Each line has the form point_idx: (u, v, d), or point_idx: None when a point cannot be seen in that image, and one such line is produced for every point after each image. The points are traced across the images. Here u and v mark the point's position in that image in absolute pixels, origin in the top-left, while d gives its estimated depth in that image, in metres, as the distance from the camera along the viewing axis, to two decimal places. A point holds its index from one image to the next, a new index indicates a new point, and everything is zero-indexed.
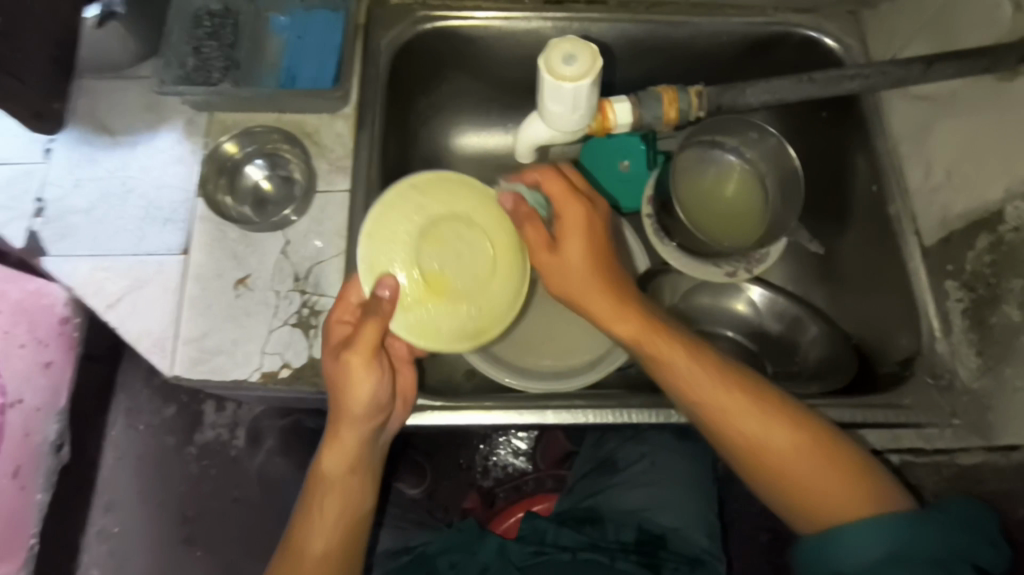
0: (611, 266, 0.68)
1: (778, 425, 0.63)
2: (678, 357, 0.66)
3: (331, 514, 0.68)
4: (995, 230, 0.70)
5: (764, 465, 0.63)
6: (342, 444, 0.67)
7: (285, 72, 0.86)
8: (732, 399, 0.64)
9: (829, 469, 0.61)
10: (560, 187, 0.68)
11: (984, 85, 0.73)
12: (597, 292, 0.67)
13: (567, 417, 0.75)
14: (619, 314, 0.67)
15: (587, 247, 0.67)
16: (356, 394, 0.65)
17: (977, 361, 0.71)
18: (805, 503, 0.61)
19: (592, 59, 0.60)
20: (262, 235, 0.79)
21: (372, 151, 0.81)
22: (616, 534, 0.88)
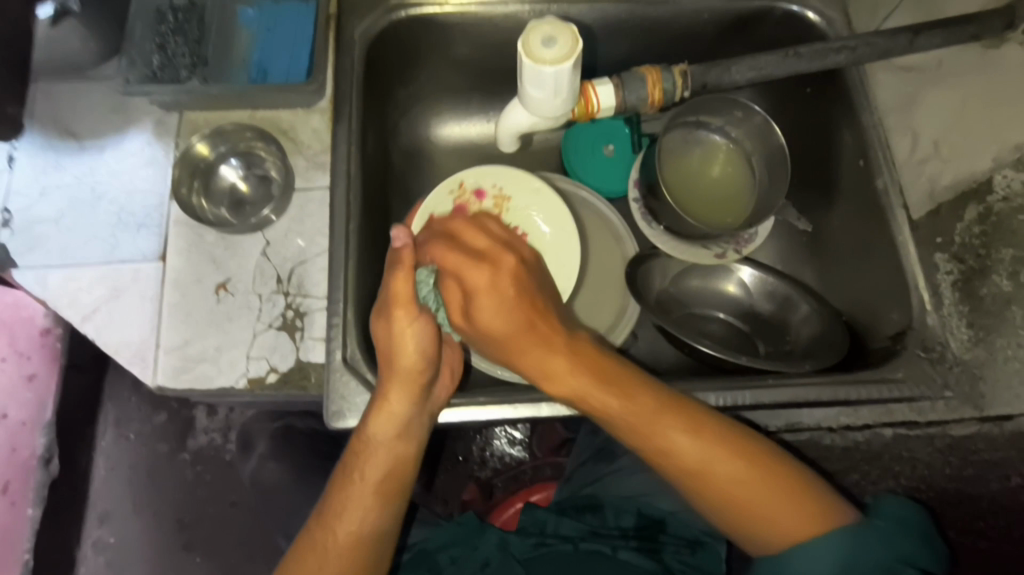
0: (530, 307, 0.65)
1: (686, 437, 0.61)
2: (612, 399, 0.63)
3: (371, 491, 0.65)
4: (984, 201, 0.70)
5: (686, 477, 0.61)
6: (392, 412, 0.66)
7: (255, 67, 0.83)
8: (650, 412, 0.62)
9: (773, 492, 0.59)
10: (464, 238, 0.69)
11: (970, 54, 0.74)
12: (527, 342, 0.65)
13: (561, 409, 0.74)
14: (546, 356, 0.64)
15: (504, 313, 0.65)
16: (404, 353, 0.66)
17: (969, 333, 0.71)
18: (750, 523, 0.60)
19: (573, 43, 0.58)
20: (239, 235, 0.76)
21: (350, 144, 0.79)
22: (616, 520, 0.89)
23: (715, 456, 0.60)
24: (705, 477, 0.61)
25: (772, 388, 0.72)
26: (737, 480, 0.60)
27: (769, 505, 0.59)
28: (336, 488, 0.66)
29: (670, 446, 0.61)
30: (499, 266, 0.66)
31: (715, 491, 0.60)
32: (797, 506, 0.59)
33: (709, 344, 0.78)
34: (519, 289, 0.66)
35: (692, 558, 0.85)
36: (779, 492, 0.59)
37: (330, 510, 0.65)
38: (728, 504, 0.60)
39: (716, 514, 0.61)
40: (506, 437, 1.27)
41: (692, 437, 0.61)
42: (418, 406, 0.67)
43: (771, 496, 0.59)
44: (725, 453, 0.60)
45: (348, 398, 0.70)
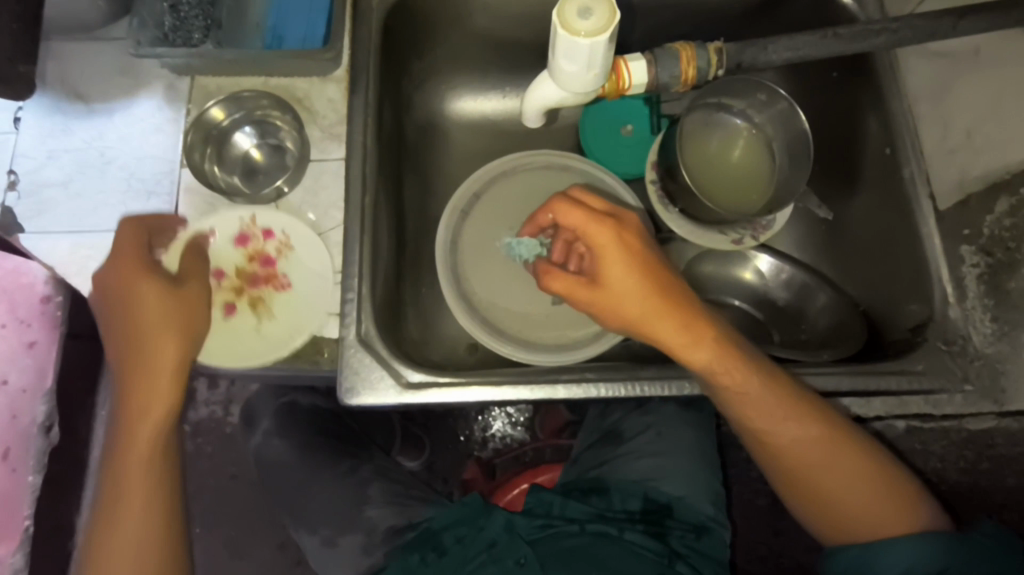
0: (659, 280, 0.65)
1: (791, 422, 0.65)
2: (751, 376, 0.65)
3: (141, 489, 0.64)
4: (1016, 192, 0.68)
5: (809, 481, 0.66)
6: (157, 388, 0.64)
7: (270, 31, 0.79)
8: (774, 404, 0.65)
9: (876, 494, 0.65)
10: (574, 212, 0.66)
11: (1010, 41, 0.70)
12: (663, 319, 0.64)
13: (578, 391, 0.73)
14: (683, 333, 0.64)
15: (632, 274, 0.64)
16: (141, 312, 0.64)
17: (992, 327, 0.70)
18: (848, 521, 0.66)
19: (609, 12, 0.52)
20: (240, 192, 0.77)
21: (367, 115, 0.77)
22: (623, 503, 0.89)
23: (851, 468, 0.65)
24: (820, 480, 0.65)
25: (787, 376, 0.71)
26: (840, 478, 0.65)
27: (866, 505, 0.65)
28: (108, 491, 0.64)
29: (790, 438, 0.65)
30: (621, 229, 0.65)
31: (821, 493, 0.65)
32: (897, 508, 0.65)
33: None
34: (637, 250, 0.65)
35: (696, 543, 0.87)
36: (886, 498, 0.65)
37: (107, 507, 0.64)
38: (830, 508, 0.66)
39: (811, 508, 0.67)
40: (505, 418, 1.27)
41: (817, 441, 0.65)
42: (181, 366, 0.65)
43: (875, 503, 0.65)
44: (838, 463, 0.65)
45: (362, 374, 0.69)
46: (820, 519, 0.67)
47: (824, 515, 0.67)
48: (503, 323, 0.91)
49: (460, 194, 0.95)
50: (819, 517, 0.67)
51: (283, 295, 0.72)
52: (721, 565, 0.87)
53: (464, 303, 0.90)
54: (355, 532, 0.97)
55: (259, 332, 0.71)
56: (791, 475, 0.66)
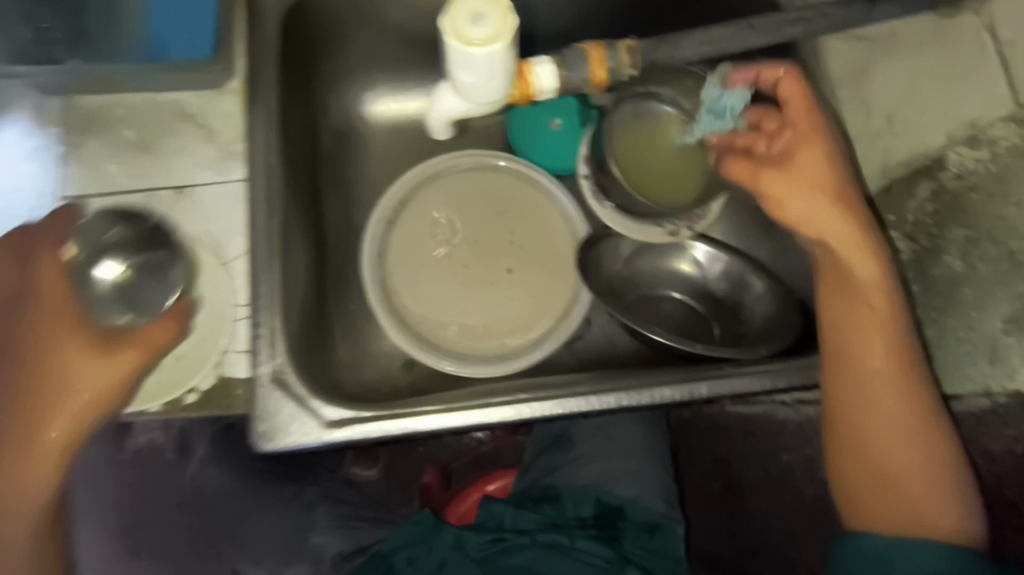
0: (856, 189, 0.63)
1: (891, 377, 0.61)
2: (862, 312, 0.62)
3: (48, 469, 0.53)
4: (937, 178, 0.64)
5: (871, 443, 0.61)
6: (66, 394, 0.55)
7: (151, 43, 0.70)
8: (877, 353, 0.61)
9: (937, 481, 0.60)
10: (794, 86, 0.66)
11: (924, 24, 0.67)
12: (823, 224, 0.62)
13: (511, 415, 0.68)
14: (853, 237, 0.62)
15: (825, 163, 0.63)
16: (52, 292, 0.57)
17: (920, 314, 0.68)
18: (898, 501, 0.60)
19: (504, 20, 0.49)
20: (134, 206, 0.67)
21: (266, 128, 0.70)
22: (575, 510, 0.88)
23: (920, 448, 0.60)
24: (882, 446, 0.61)
25: (728, 377, 0.70)
26: (896, 442, 0.61)
27: (924, 492, 0.60)
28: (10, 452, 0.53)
29: (880, 393, 0.61)
30: (812, 128, 0.64)
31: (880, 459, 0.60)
32: (956, 509, 0.59)
33: (661, 332, 0.77)
34: (830, 157, 0.64)
35: (650, 542, 0.85)
36: (943, 491, 0.59)
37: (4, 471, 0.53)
38: (882, 484, 0.60)
39: (853, 460, 0.61)
40: None
41: (902, 407, 0.61)
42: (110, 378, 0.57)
43: (933, 493, 0.60)
44: (914, 439, 0.60)
45: (279, 415, 0.64)
46: (867, 496, 0.61)
47: (874, 493, 0.61)
48: (440, 337, 0.88)
49: (385, 204, 0.90)
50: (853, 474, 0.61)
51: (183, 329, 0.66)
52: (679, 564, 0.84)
53: (397, 320, 0.86)
54: (300, 562, 0.90)
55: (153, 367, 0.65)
56: (858, 434, 0.61)
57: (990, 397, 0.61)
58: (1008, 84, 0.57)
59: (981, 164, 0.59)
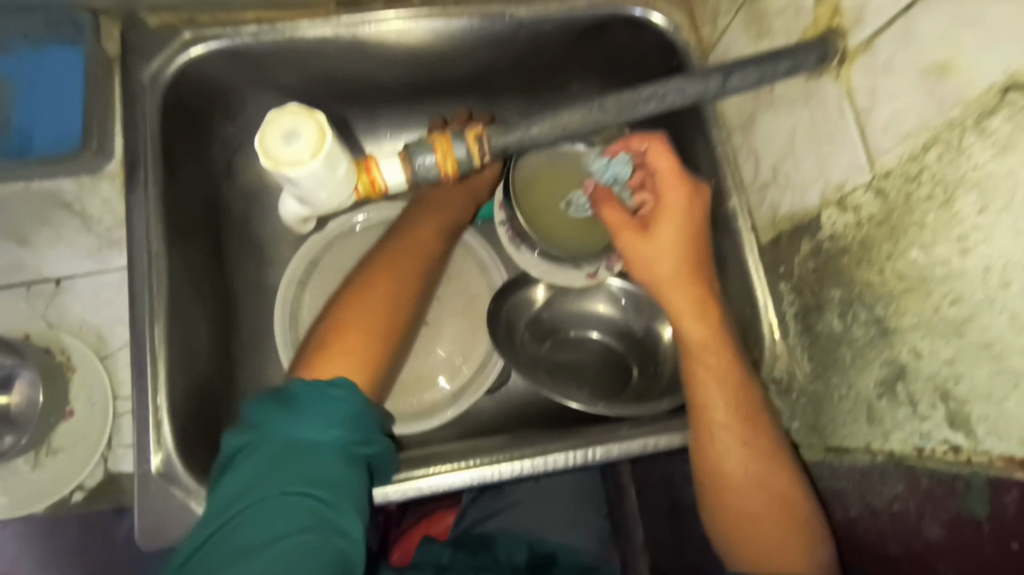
0: (698, 252, 0.70)
1: (733, 428, 0.67)
2: (707, 368, 0.68)
3: (346, 359, 0.68)
4: (815, 237, 0.64)
5: (720, 484, 0.67)
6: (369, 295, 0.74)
7: (20, 131, 0.71)
8: (721, 402, 0.67)
9: (778, 523, 0.65)
10: (661, 154, 0.71)
11: (795, 87, 0.65)
12: (675, 286, 0.69)
13: (404, 489, 0.69)
14: (688, 295, 0.69)
15: (677, 236, 0.70)
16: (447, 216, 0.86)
17: (809, 365, 0.69)
18: (744, 540, 0.66)
19: (315, 136, 0.55)
20: (19, 306, 0.70)
21: (149, 212, 0.69)
22: (509, 554, 0.89)
23: (764, 490, 0.66)
24: (729, 491, 0.66)
25: (622, 440, 0.71)
26: (749, 487, 0.66)
27: (769, 535, 0.65)
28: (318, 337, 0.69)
29: (723, 442, 0.67)
30: (676, 197, 0.70)
31: (728, 500, 0.66)
32: (799, 550, 0.64)
33: (579, 400, 0.77)
34: (689, 223, 0.70)
35: None
36: (787, 532, 0.64)
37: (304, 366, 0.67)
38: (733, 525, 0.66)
39: (711, 500, 0.68)
40: None
41: (743, 454, 0.66)
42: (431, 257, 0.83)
43: (778, 533, 0.65)
44: (759, 485, 0.66)
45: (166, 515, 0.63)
46: (720, 530, 0.67)
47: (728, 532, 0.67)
48: None
49: (296, 262, 0.87)
50: (718, 515, 0.67)
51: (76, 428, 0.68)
52: None
53: None
54: None
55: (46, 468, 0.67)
56: (707, 477, 0.67)
57: (871, 455, 0.61)
58: (867, 155, 0.56)
59: (850, 229, 0.59)
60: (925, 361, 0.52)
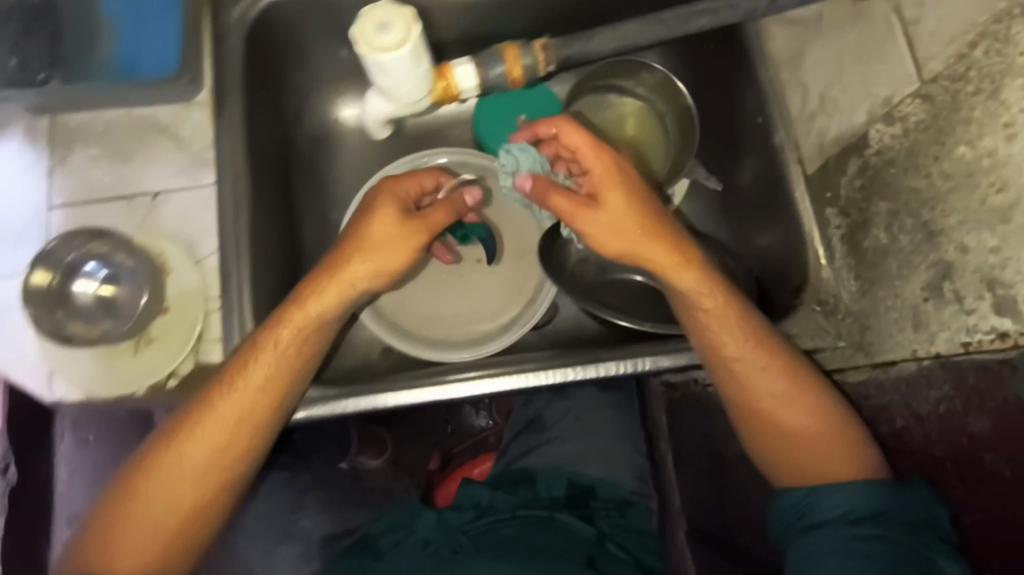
0: (659, 218, 0.69)
1: (757, 356, 0.69)
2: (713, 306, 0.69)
3: (251, 390, 0.68)
4: (862, 155, 0.68)
5: (762, 415, 0.70)
6: (321, 303, 0.70)
7: (122, 62, 0.77)
8: (737, 336, 0.69)
9: (825, 438, 0.68)
10: (577, 134, 0.70)
11: (844, 8, 0.72)
12: (648, 245, 0.68)
13: (469, 388, 0.78)
14: (663, 257, 0.68)
15: (627, 200, 0.68)
16: (370, 260, 0.69)
17: (856, 285, 0.72)
18: (795, 459, 0.70)
19: (407, 27, 0.61)
20: (114, 213, 0.74)
21: (236, 138, 0.76)
22: (549, 490, 0.93)
23: (804, 403, 0.69)
24: (775, 419, 0.70)
25: (674, 352, 0.77)
26: (784, 404, 0.69)
27: (820, 449, 0.69)
28: (204, 396, 0.68)
29: (754, 372, 0.69)
30: (608, 164, 0.70)
31: (776, 428, 0.70)
32: (851, 460, 0.68)
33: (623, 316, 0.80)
34: (633, 192, 0.69)
35: (621, 518, 0.91)
36: (832, 443, 0.68)
37: (179, 429, 0.68)
38: (784, 447, 0.70)
39: (754, 431, 0.71)
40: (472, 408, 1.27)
41: (775, 381, 0.69)
42: (346, 300, 0.71)
43: (829, 446, 0.68)
44: (800, 403, 0.69)
45: None
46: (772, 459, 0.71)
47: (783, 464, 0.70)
48: (411, 325, 0.93)
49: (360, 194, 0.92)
50: (773, 450, 0.70)
51: (165, 321, 0.72)
52: (646, 536, 0.91)
53: (372, 310, 0.91)
54: (290, 542, 0.93)
55: (137, 356, 0.71)
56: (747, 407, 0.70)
57: (917, 361, 0.63)
58: (914, 61, 0.62)
59: (897, 140, 0.63)
60: (971, 254, 0.56)
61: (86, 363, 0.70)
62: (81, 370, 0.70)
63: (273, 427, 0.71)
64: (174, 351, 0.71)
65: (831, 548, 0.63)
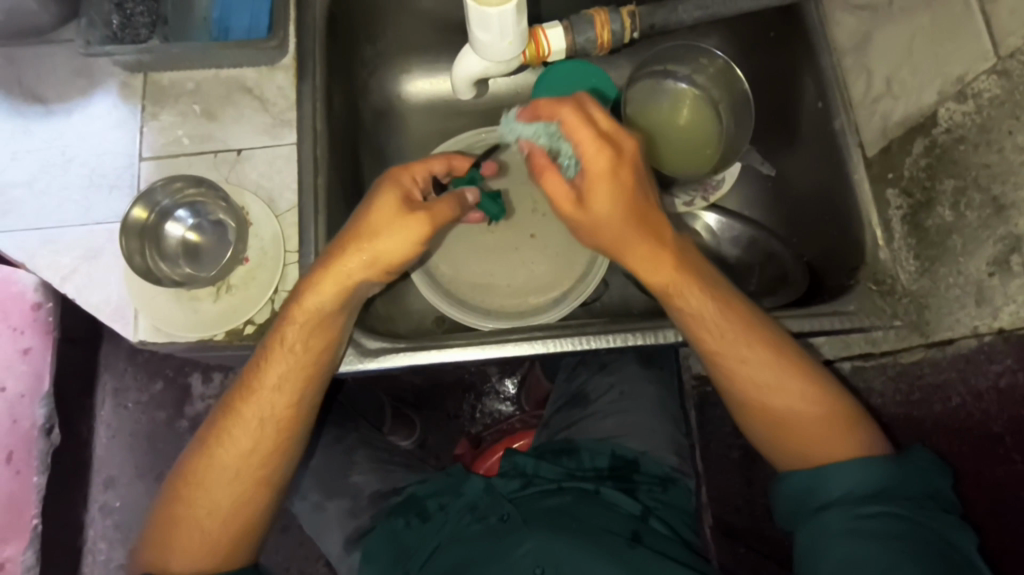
0: (645, 214, 0.68)
1: (756, 347, 0.69)
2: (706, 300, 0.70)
3: (281, 375, 0.71)
4: (929, 134, 0.70)
5: (754, 397, 0.70)
6: (339, 284, 0.69)
7: (216, 24, 0.82)
8: (727, 327, 0.69)
9: (822, 420, 0.68)
10: (578, 120, 0.65)
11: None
12: (632, 238, 0.68)
13: (527, 348, 0.81)
14: (649, 251, 0.68)
15: (619, 194, 0.66)
16: (390, 246, 0.69)
17: (915, 264, 0.73)
18: (788, 442, 0.70)
19: None
20: (203, 166, 0.78)
21: (317, 101, 0.80)
22: (592, 461, 0.93)
23: (795, 387, 0.69)
24: (766, 401, 0.70)
25: None
26: (776, 386, 0.69)
27: (814, 429, 0.69)
28: (248, 374, 0.72)
29: (746, 360, 0.69)
30: (616, 154, 0.66)
31: (766, 410, 0.70)
32: (845, 439, 0.68)
33: None
34: (625, 185, 0.66)
35: (663, 493, 0.91)
36: (829, 424, 0.68)
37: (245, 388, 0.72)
38: (777, 427, 0.70)
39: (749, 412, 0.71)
40: (496, 394, 1.33)
41: (767, 366, 0.69)
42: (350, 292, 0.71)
43: (821, 426, 0.68)
44: (791, 388, 0.69)
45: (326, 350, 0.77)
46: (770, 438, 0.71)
47: (778, 442, 0.70)
48: (464, 294, 0.95)
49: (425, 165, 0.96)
50: (766, 433, 0.71)
51: (247, 270, 0.75)
52: (687, 513, 0.91)
53: (427, 278, 0.93)
54: (341, 497, 0.98)
55: (218, 301, 0.74)
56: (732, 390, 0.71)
57: (977, 337, 0.65)
58: (991, 39, 0.63)
59: (967, 117, 0.65)
60: None
61: (167, 305, 0.73)
62: (163, 308, 0.73)
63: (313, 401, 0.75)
64: (257, 296, 0.75)
65: (836, 528, 0.63)
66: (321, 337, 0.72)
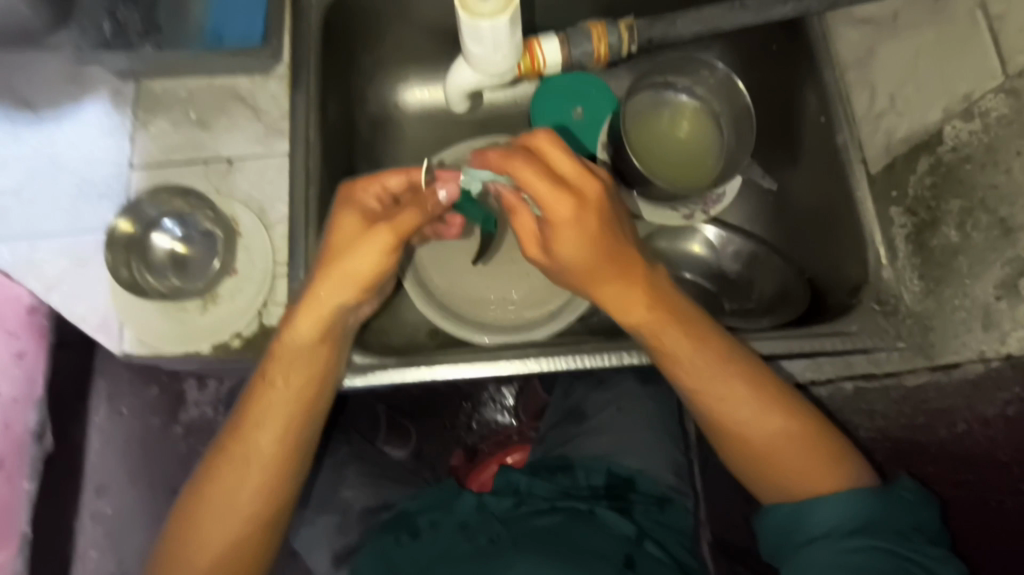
0: (617, 249, 0.66)
1: (740, 386, 0.67)
2: (682, 339, 0.67)
3: (281, 401, 0.70)
4: (934, 152, 0.70)
5: (736, 434, 0.68)
6: (317, 313, 0.68)
7: (209, 32, 0.80)
8: (708, 362, 0.68)
9: (808, 452, 0.66)
10: (531, 173, 0.62)
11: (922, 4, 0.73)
12: (606, 278, 0.66)
13: (520, 366, 0.79)
14: (625, 290, 0.66)
15: (584, 240, 0.64)
16: (356, 268, 0.67)
17: (920, 285, 0.72)
18: (772, 475, 0.67)
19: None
20: (192, 176, 0.77)
21: (310, 111, 0.79)
22: (587, 479, 0.92)
23: (776, 419, 0.67)
24: (743, 434, 0.68)
25: None
26: (756, 418, 0.67)
27: (798, 461, 0.66)
28: (252, 397, 0.70)
29: (727, 395, 0.67)
30: (580, 196, 0.63)
31: (751, 446, 0.67)
32: (832, 471, 0.66)
33: None
34: (589, 228, 0.64)
35: (659, 514, 0.89)
36: (813, 452, 0.66)
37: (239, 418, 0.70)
38: (760, 461, 0.68)
39: (734, 451, 0.69)
40: (495, 404, 1.29)
41: (749, 398, 0.67)
42: (342, 313, 0.69)
43: (805, 460, 0.66)
44: (776, 421, 0.67)
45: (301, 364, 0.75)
46: (754, 474, 0.68)
47: (764, 479, 0.68)
48: (456, 308, 0.92)
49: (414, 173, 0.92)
50: (751, 468, 0.68)
51: (234, 281, 0.74)
52: (683, 535, 0.89)
53: (420, 289, 0.92)
54: (331, 512, 0.96)
55: (204, 314, 0.73)
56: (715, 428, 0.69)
57: (984, 362, 0.64)
58: (999, 55, 0.65)
59: (975, 136, 0.66)
60: None
61: (153, 318, 0.72)
62: (149, 323, 0.72)
63: (315, 426, 0.73)
64: (242, 306, 0.73)
65: (823, 562, 0.61)
66: (312, 365, 0.70)
